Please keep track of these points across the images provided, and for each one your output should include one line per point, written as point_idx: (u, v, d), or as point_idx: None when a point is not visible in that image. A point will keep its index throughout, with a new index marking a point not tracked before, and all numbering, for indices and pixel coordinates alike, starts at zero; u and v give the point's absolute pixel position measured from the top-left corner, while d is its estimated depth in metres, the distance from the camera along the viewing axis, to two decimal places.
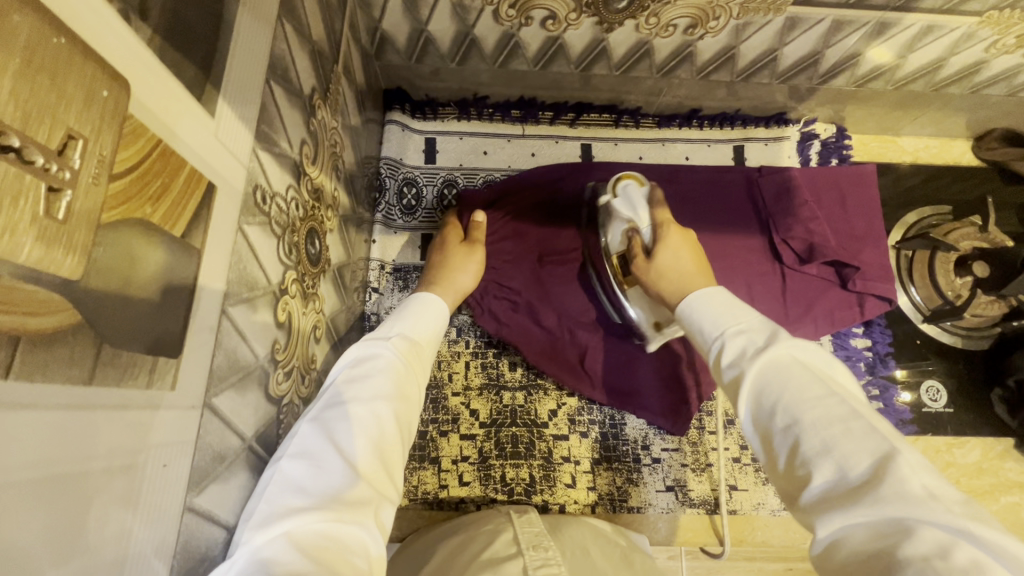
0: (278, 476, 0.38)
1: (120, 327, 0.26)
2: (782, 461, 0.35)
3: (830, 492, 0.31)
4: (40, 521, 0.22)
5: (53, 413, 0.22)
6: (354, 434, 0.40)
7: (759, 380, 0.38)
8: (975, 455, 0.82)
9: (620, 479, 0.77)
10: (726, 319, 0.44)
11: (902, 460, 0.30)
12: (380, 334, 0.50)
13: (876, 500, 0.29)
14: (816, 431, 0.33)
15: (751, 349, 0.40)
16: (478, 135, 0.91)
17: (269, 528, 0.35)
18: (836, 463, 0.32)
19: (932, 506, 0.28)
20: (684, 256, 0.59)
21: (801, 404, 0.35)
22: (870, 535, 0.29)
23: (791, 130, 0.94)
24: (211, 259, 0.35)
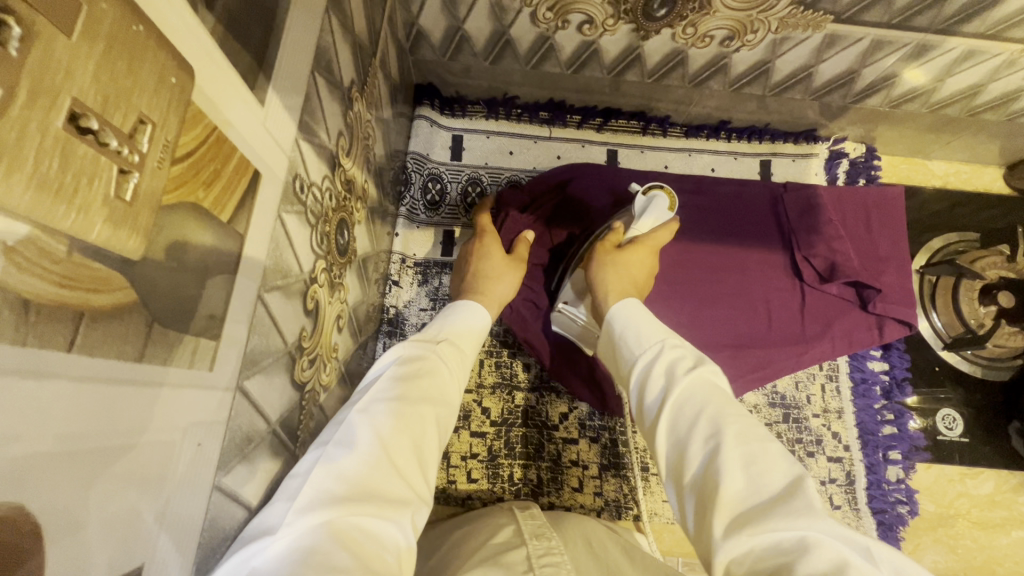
0: (321, 461, 0.39)
1: (168, 307, 0.27)
2: (698, 476, 0.37)
3: (745, 507, 0.34)
4: (84, 493, 0.23)
5: (105, 386, 0.23)
6: (395, 431, 0.42)
7: (683, 395, 0.42)
8: (988, 486, 0.80)
9: (627, 487, 0.77)
10: (659, 334, 0.49)
11: (805, 483, 0.34)
12: (425, 340, 0.54)
13: (787, 515, 0.32)
14: (735, 447, 0.37)
15: (678, 366, 0.44)
16: (506, 135, 0.92)
17: (312, 510, 0.36)
18: (750, 479, 0.35)
19: (829, 522, 0.32)
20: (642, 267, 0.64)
21: (721, 420, 0.39)
22: (768, 545, 0.32)
23: (819, 148, 0.93)
24: (252, 245, 0.36)
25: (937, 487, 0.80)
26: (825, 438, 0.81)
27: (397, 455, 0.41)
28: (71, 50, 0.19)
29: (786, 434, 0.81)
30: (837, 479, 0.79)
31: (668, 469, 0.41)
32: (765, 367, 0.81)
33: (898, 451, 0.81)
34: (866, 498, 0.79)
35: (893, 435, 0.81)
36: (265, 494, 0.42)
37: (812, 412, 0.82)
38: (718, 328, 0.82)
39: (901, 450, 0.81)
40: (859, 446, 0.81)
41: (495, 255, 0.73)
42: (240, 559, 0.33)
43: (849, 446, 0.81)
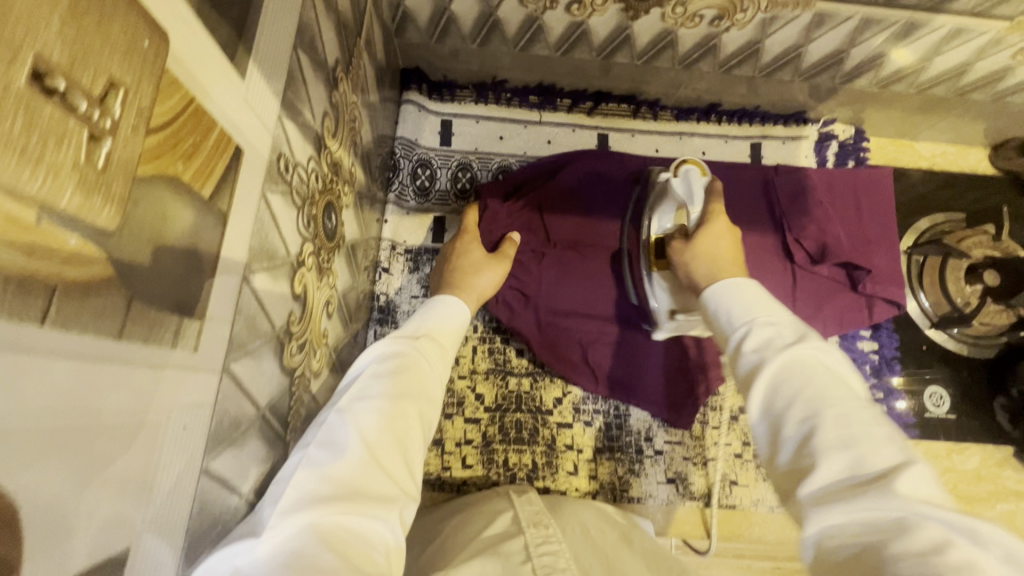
0: (303, 462, 0.38)
1: (149, 284, 0.26)
2: (789, 454, 0.35)
3: (834, 487, 0.32)
4: (65, 474, 0.22)
5: (83, 364, 0.22)
6: (380, 427, 0.41)
7: (779, 373, 0.38)
8: (973, 461, 0.82)
9: (622, 470, 0.78)
10: (757, 309, 0.44)
11: (914, 470, 0.31)
12: (405, 335, 0.52)
13: (879, 497, 0.30)
14: (831, 428, 0.34)
15: (777, 341, 0.41)
16: (495, 119, 0.90)
17: (295, 515, 0.35)
18: (849, 459, 0.33)
19: (938, 510, 0.29)
20: (724, 245, 0.58)
21: (820, 402, 0.36)
22: (862, 530, 0.30)
23: (809, 130, 0.93)
24: (235, 224, 0.35)
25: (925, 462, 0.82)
26: None
27: (382, 452, 0.40)
28: (32, 4, 0.18)
29: None
30: None
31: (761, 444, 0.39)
32: None
33: None
34: None
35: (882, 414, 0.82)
36: (256, 480, 0.41)
37: None
38: None
39: None
40: None
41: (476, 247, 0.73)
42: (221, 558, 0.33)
43: None
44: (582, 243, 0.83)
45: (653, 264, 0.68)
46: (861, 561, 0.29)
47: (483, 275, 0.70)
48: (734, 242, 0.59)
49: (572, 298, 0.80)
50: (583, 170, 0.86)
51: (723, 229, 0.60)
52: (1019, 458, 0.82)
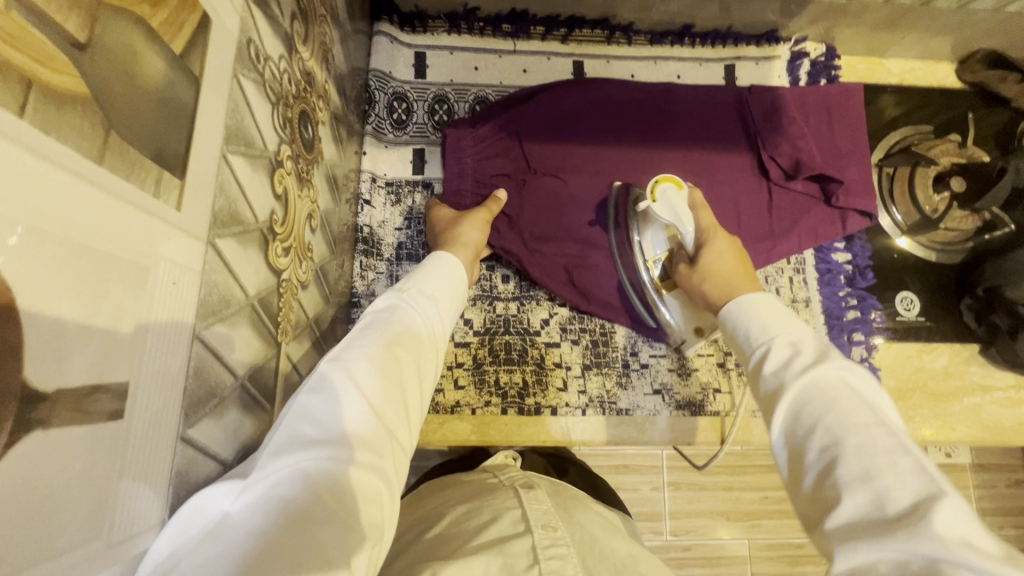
0: (296, 408, 0.38)
1: (127, 121, 0.27)
2: (813, 480, 0.37)
3: (860, 520, 0.33)
4: (56, 278, 0.23)
5: (66, 175, 0.23)
6: (374, 377, 0.42)
7: (802, 396, 0.41)
8: (942, 360, 0.86)
9: (610, 383, 0.80)
10: (777, 327, 0.48)
11: (947, 508, 0.32)
12: (398, 293, 0.53)
13: (904, 535, 0.31)
14: (856, 458, 0.36)
15: (796, 363, 0.44)
16: (470, 50, 0.90)
17: (283, 458, 0.35)
18: (873, 491, 0.34)
19: (969, 551, 0.29)
20: (729, 258, 0.63)
21: (843, 430, 0.38)
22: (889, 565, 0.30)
23: (781, 49, 0.94)
24: (208, 96, 0.35)
25: (897, 363, 0.86)
26: None
27: (376, 400, 0.41)
28: None
29: None
30: None
31: (787, 474, 0.41)
32: None
33: (861, 332, 0.86)
34: None
35: (856, 319, 0.86)
36: (249, 365, 0.42)
37: (781, 302, 0.87)
38: None
39: (863, 331, 0.86)
40: (826, 330, 0.86)
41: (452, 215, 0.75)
42: (200, 501, 0.32)
43: (816, 332, 0.85)
44: (560, 168, 0.84)
45: (662, 286, 0.73)
46: None
47: (466, 225, 0.72)
48: (739, 259, 0.64)
49: (553, 219, 0.83)
50: (557, 96, 0.86)
51: (727, 247, 0.65)
52: (984, 354, 0.86)
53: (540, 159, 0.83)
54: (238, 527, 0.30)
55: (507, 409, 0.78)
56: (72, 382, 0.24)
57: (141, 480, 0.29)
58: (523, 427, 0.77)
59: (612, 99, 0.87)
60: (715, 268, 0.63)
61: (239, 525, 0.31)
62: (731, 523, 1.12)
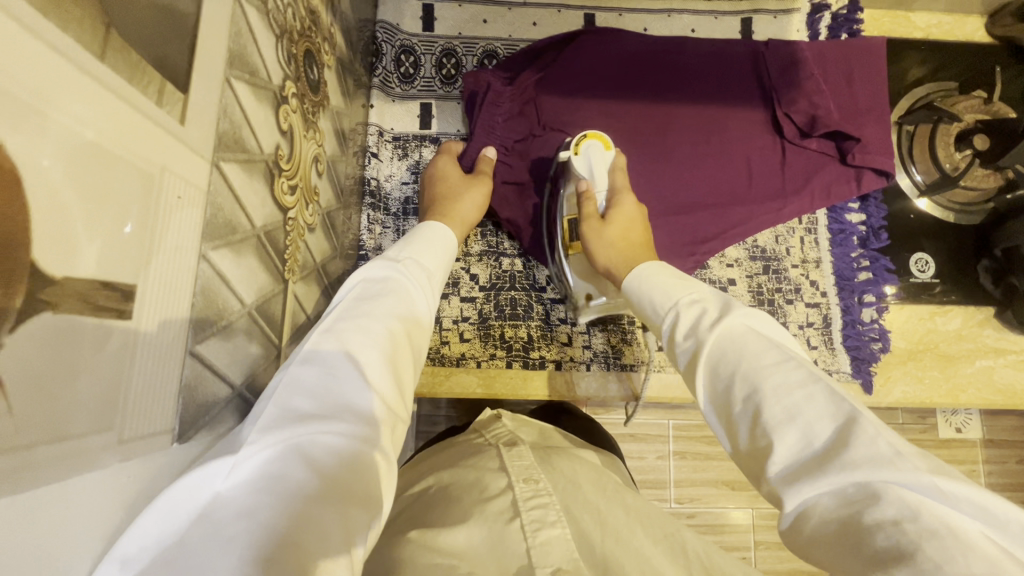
0: (288, 379, 0.38)
1: (128, 23, 0.27)
2: (743, 434, 0.38)
3: (798, 463, 0.34)
4: (62, 168, 0.23)
5: (65, 63, 0.23)
6: (369, 349, 0.42)
7: (718, 351, 0.42)
8: (956, 322, 0.85)
9: (615, 339, 0.81)
10: (678, 291, 0.50)
11: (863, 423, 0.33)
12: (388, 261, 0.54)
13: (841, 466, 0.32)
14: (776, 400, 0.36)
15: (704, 319, 0.45)
16: (478, 2, 0.88)
17: (278, 428, 0.34)
18: (800, 431, 0.35)
19: (897, 465, 0.31)
20: (636, 225, 0.68)
21: (758, 373, 0.38)
22: (837, 504, 0.32)
23: (801, 2, 0.90)
24: (210, 15, 0.34)
25: (909, 325, 0.84)
26: (804, 286, 0.84)
27: (369, 372, 0.40)
28: None
29: (766, 284, 0.84)
30: (815, 322, 0.83)
31: (721, 435, 0.41)
32: (745, 223, 0.84)
33: (873, 293, 0.84)
34: (841, 337, 0.82)
35: (868, 280, 0.84)
36: (257, 292, 0.43)
37: (791, 262, 0.85)
38: (703, 190, 0.85)
39: (875, 293, 0.84)
40: (836, 292, 0.84)
41: (454, 177, 0.76)
42: (194, 481, 0.30)
43: (826, 293, 0.84)
44: (571, 125, 0.84)
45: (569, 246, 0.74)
46: (842, 534, 0.31)
47: (465, 199, 0.73)
48: (640, 225, 0.68)
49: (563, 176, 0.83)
50: (578, 51, 0.85)
51: (633, 214, 0.69)
52: (1000, 317, 0.85)
53: (554, 115, 0.83)
54: (236, 504, 0.29)
55: (512, 363, 0.78)
56: (81, 272, 0.24)
57: (142, 396, 0.29)
58: (527, 381, 0.78)
59: (625, 56, 0.86)
60: (621, 235, 0.65)
61: (231, 504, 0.29)
62: (734, 491, 1.13)
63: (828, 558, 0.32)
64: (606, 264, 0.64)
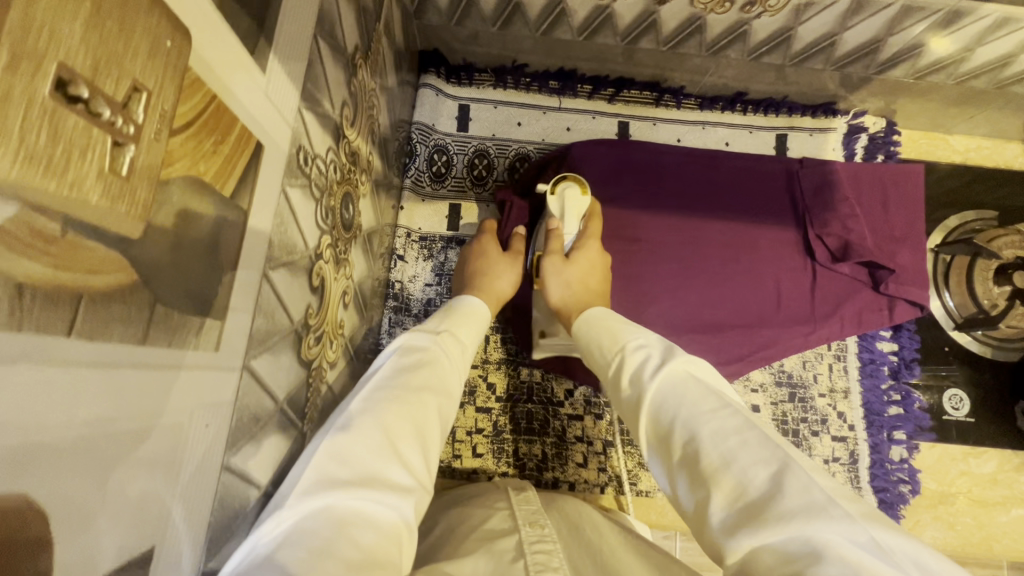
0: (326, 444, 0.39)
1: (173, 288, 0.26)
2: (685, 483, 0.36)
3: (734, 511, 0.32)
4: (90, 478, 0.22)
5: (106, 372, 0.22)
6: (400, 417, 0.43)
7: (658, 399, 0.41)
8: (991, 466, 0.81)
9: (632, 462, 0.78)
10: (625, 333, 0.49)
11: (794, 474, 0.32)
12: (427, 328, 0.56)
13: (782, 520, 0.30)
14: (713, 445, 0.35)
15: (646, 365, 0.44)
16: (514, 105, 0.89)
17: (312, 497, 0.35)
18: (736, 478, 0.33)
19: (832, 518, 0.29)
20: (593, 265, 0.65)
21: (697, 419, 0.37)
22: (778, 560, 0.29)
23: (838, 121, 0.90)
24: (257, 224, 0.34)
25: (941, 465, 0.81)
26: (830, 417, 0.82)
27: (402, 442, 0.41)
28: (54, 11, 0.17)
29: (792, 413, 0.82)
30: (840, 458, 0.80)
31: (664, 485, 0.39)
32: (772, 347, 0.81)
33: (903, 431, 0.81)
34: (868, 477, 0.79)
35: (898, 416, 0.81)
36: (275, 469, 0.42)
37: (818, 391, 0.83)
38: (731, 307, 0.82)
39: (905, 430, 0.81)
40: (864, 426, 0.81)
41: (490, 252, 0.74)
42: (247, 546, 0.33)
43: (854, 426, 0.81)
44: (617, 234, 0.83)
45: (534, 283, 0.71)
46: None
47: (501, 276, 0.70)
48: (602, 272, 0.65)
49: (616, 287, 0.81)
50: (617, 163, 0.86)
51: (596, 259, 0.66)
52: None
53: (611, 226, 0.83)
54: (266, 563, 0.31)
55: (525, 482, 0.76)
56: (102, 569, 0.23)
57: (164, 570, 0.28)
58: None
59: (658, 167, 0.87)
60: (582, 278, 0.63)
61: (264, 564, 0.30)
62: None
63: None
64: (559, 302, 0.62)
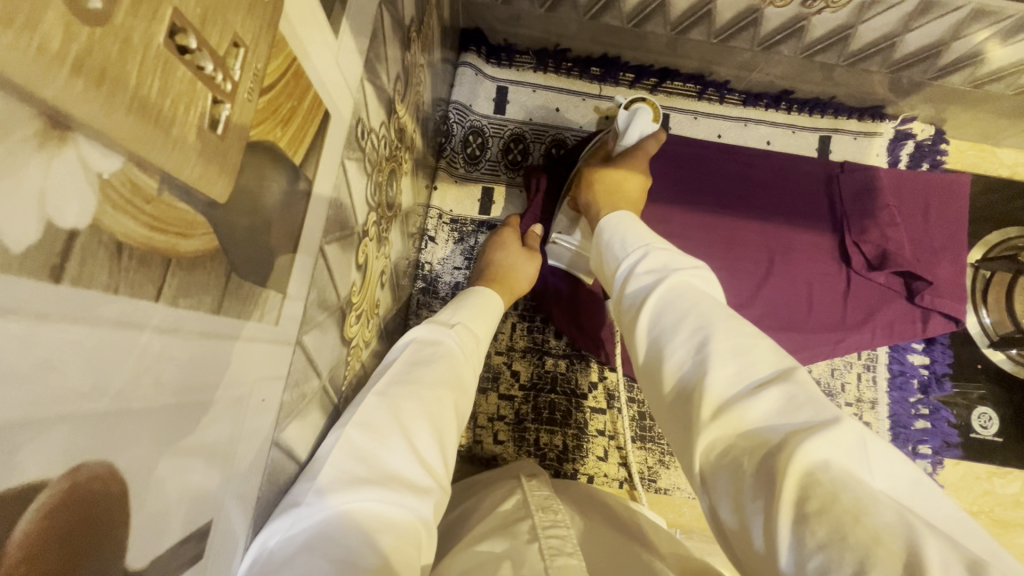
0: (344, 442, 0.39)
1: (245, 257, 0.25)
2: (679, 362, 0.38)
3: (729, 395, 0.33)
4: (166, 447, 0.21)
5: (182, 341, 0.21)
6: (419, 418, 0.43)
7: (670, 291, 0.43)
8: (1015, 486, 0.80)
9: (652, 459, 0.78)
10: (651, 240, 0.51)
11: (797, 376, 0.34)
12: (443, 322, 0.55)
13: (771, 406, 0.32)
14: (721, 337, 0.37)
15: (670, 265, 0.46)
16: (553, 90, 0.87)
17: (332, 497, 0.35)
18: (738, 367, 0.34)
19: (824, 410, 0.31)
20: (630, 181, 0.68)
21: (711, 317, 0.39)
22: (758, 437, 0.31)
23: (885, 126, 0.87)
24: (318, 196, 0.33)
25: (964, 483, 0.80)
26: None
27: (422, 442, 0.42)
28: None
29: None
30: None
31: (650, 361, 0.41)
32: (801, 351, 0.80)
33: (929, 445, 0.80)
34: None
35: (925, 430, 0.81)
36: (315, 449, 0.41)
37: (845, 400, 0.81)
38: (762, 309, 0.81)
39: (931, 445, 0.80)
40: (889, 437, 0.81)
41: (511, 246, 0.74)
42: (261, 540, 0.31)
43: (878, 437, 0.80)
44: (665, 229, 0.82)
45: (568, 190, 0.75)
46: (760, 463, 0.29)
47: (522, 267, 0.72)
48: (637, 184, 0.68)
49: None
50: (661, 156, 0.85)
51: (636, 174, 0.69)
52: None
53: (659, 222, 0.82)
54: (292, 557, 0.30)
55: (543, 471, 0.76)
56: (166, 544, 0.23)
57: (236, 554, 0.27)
58: None
59: (697, 162, 0.85)
60: (614, 183, 0.67)
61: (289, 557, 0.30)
62: None
63: (718, 500, 0.31)
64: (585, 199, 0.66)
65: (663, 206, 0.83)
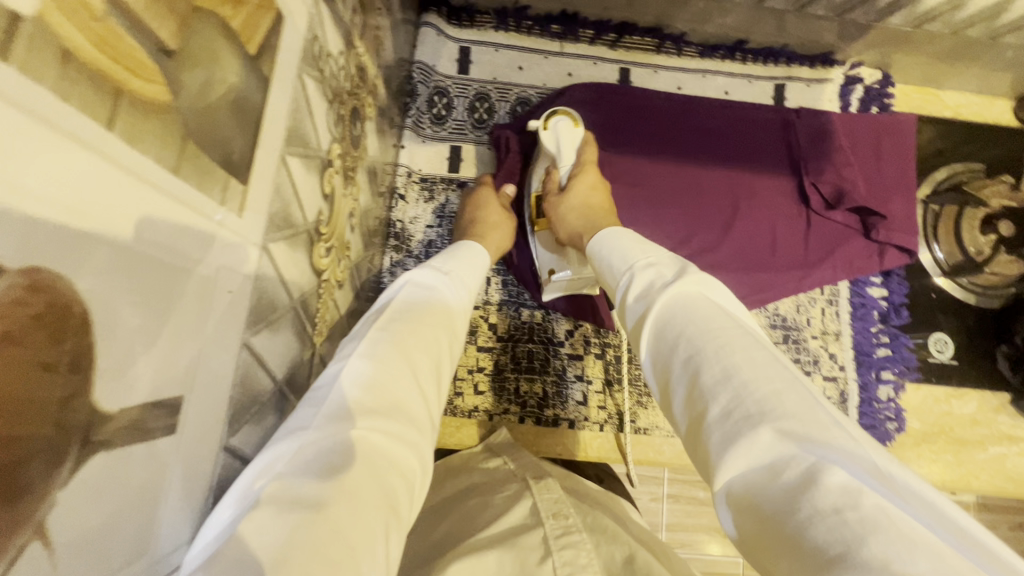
0: (348, 371, 0.37)
1: (203, 129, 0.26)
2: (680, 395, 0.35)
3: (730, 424, 0.31)
4: (131, 294, 0.22)
5: (141, 189, 0.21)
6: (419, 354, 0.42)
7: (662, 310, 0.40)
8: (971, 407, 0.84)
9: (631, 401, 0.79)
10: (635, 254, 0.47)
11: (796, 396, 0.31)
12: (436, 268, 0.54)
13: (776, 440, 0.29)
14: (715, 360, 0.34)
15: (657, 282, 0.42)
16: (516, 48, 0.88)
17: (339, 421, 0.33)
18: (735, 392, 0.32)
19: (835, 445, 0.28)
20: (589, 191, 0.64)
21: (702, 336, 0.36)
22: (770, 478, 0.28)
23: (835, 72, 0.91)
24: (276, 99, 0.34)
25: (925, 406, 0.84)
26: (822, 358, 0.84)
27: (423, 378, 0.40)
28: None
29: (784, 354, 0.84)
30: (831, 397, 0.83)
31: (658, 396, 0.39)
32: (767, 290, 0.83)
33: (890, 371, 0.84)
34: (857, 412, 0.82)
35: (886, 357, 0.85)
36: (289, 371, 0.42)
37: (811, 333, 0.85)
38: (729, 251, 0.83)
39: (893, 371, 0.84)
40: (854, 366, 0.84)
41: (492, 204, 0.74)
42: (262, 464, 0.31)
43: (844, 367, 0.84)
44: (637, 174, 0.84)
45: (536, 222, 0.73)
46: (778, 513, 0.27)
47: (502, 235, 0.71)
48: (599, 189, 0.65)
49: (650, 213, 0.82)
50: (625, 104, 0.87)
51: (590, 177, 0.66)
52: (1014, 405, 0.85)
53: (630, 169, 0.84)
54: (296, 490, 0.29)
55: (525, 419, 0.77)
56: (135, 398, 0.23)
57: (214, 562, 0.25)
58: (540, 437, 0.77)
59: (659, 112, 0.87)
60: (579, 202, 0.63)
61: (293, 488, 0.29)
62: None
63: (752, 555, 0.29)
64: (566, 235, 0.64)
65: (630, 155, 0.85)
